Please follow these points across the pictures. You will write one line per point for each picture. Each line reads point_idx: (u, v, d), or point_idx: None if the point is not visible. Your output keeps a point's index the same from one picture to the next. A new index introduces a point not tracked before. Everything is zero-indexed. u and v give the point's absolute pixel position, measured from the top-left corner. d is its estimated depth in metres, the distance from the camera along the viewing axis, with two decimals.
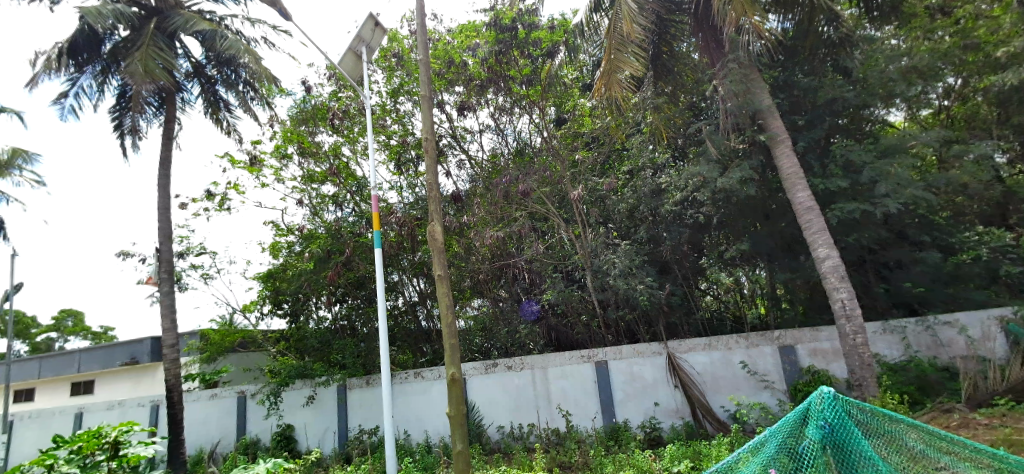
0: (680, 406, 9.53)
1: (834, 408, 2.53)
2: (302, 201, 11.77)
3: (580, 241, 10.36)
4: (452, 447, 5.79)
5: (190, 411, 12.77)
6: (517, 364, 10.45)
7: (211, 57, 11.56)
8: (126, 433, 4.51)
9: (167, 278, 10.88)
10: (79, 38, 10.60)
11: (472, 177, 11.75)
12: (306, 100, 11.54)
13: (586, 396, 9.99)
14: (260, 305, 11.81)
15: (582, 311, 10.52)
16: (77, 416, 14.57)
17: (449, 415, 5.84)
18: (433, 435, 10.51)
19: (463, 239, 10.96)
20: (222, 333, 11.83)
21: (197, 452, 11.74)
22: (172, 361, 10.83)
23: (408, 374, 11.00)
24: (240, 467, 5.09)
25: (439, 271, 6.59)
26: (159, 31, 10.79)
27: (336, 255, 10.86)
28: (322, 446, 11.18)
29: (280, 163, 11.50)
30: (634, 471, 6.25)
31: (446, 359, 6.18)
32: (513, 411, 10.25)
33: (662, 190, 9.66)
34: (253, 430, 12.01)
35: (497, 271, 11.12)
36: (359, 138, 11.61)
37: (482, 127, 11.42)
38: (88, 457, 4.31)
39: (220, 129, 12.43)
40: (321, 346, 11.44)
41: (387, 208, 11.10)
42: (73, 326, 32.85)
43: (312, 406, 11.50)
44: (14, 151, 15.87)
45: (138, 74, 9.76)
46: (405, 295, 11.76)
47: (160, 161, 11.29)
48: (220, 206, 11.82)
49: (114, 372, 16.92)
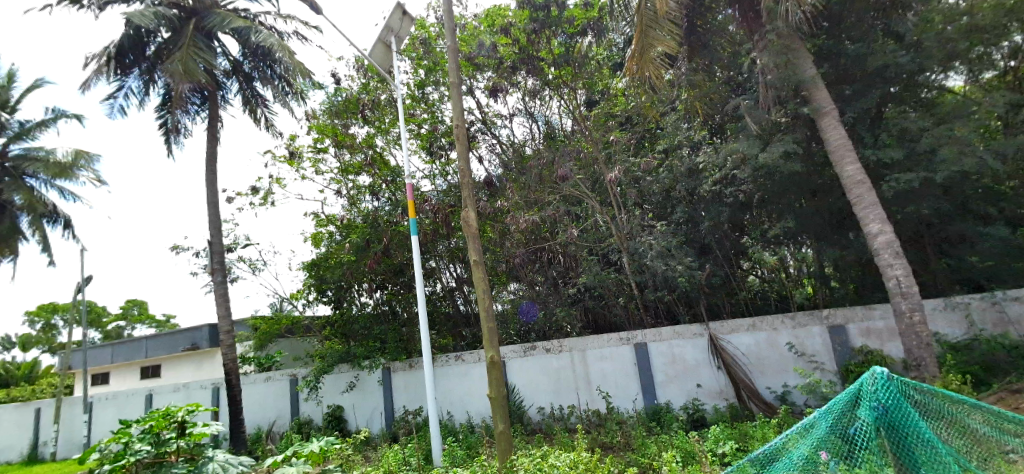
0: (724, 387, 9.34)
1: (887, 388, 2.48)
2: (340, 193, 12.05)
3: (616, 224, 10.21)
4: (495, 428, 5.87)
5: (247, 394, 13.51)
6: (555, 347, 10.53)
7: (248, 53, 11.97)
8: (187, 417, 5.75)
9: (220, 269, 11.46)
10: (124, 42, 11.15)
11: (503, 163, 11.69)
12: (337, 93, 11.80)
13: (627, 377, 9.96)
14: (306, 293, 12.22)
15: (619, 293, 10.44)
16: (148, 398, 15.67)
17: (491, 397, 5.89)
18: (475, 416, 10.76)
19: (497, 224, 10.96)
20: (271, 321, 12.45)
21: (257, 432, 12.53)
22: (229, 347, 11.49)
23: (449, 357, 11.27)
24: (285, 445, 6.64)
25: (474, 256, 6.64)
26: (198, 31, 11.25)
27: (374, 244, 11.05)
28: (371, 426, 11.68)
29: (317, 156, 11.77)
30: (679, 453, 6.25)
31: (485, 343, 6.21)
32: (553, 393, 10.42)
33: (699, 168, 9.42)
34: (305, 411, 12.60)
35: (532, 255, 11.26)
36: (390, 128, 11.60)
37: (513, 111, 11.31)
38: (158, 433, 5.55)
39: (258, 124, 12.80)
40: (365, 331, 11.75)
41: (421, 195, 11.22)
42: (139, 315, 35.18)
43: (360, 390, 11.99)
44: (77, 153, 17.61)
45: (178, 73, 10.26)
46: (443, 280, 11.91)
47: (207, 157, 11.83)
48: (265, 199, 12.18)
49: (178, 356, 18.11)
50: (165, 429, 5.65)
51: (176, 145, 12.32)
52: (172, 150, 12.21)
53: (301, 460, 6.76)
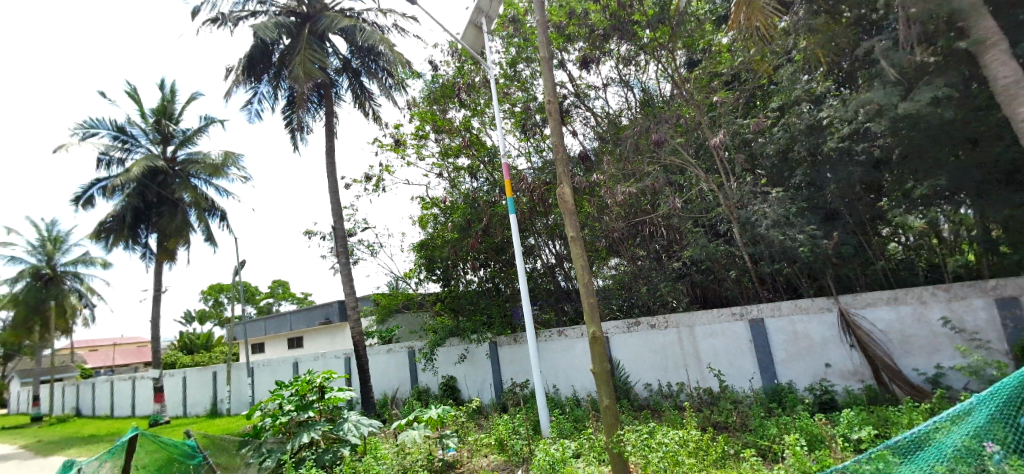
0: (858, 367, 8.21)
1: (987, 402, 3.20)
2: (442, 176, 12.61)
3: (724, 192, 9.50)
4: (600, 402, 5.78)
5: (373, 363, 14.94)
6: (661, 323, 10.22)
7: (355, 51, 12.87)
8: (325, 382, 7.26)
9: (343, 252, 12.66)
10: (254, 53, 12.55)
11: (598, 135, 11.42)
12: (435, 80, 12.27)
13: (742, 355, 9.31)
14: (417, 272, 13.09)
15: (730, 266, 9.74)
16: (294, 365, 17.95)
17: (595, 372, 5.88)
18: (580, 390, 10.79)
19: (594, 198, 10.97)
20: (390, 298, 13.52)
21: (383, 398, 13.83)
22: (354, 321, 12.73)
23: (552, 332, 11.45)
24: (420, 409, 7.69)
25: (571, 232, 6.60)
26: (312, 34, 12.28)
27: (475, 223, 11.44)
28: (482, 395, 12.29)
29: (420, 143, 12.40)
30: (803, 437, 5.78)
31: (586, 317, 6.12)
32: (660, 370, 10.14)
33: (822, 124, 8.36)
34: (423, 380, 13.61)
35: (632, 229, 10.95)
36: (486, 109, 11.86)
37: (607, 80, 10.92)
38: (305, 395, 7.13)
39: (367, 116, 13.77)
40: (472, 306, 12.36)
41: (518, 174, 11.38)
42: (284, 293, 40.23)
43: (470, 362, 12.66)
44: (227, 154, 20.42)
45: (300, 76, 11.40)
46: (543, 258, 12.03)
47: (326, 150, 13.00)
48: (376, 186, 13.13)
49: (316, 329, 20.49)
50: (308, 392, 7.20)
51: (301, 141, 13.69)
52: (298, 146, 13.60)
53: (422, 424, 7.41)
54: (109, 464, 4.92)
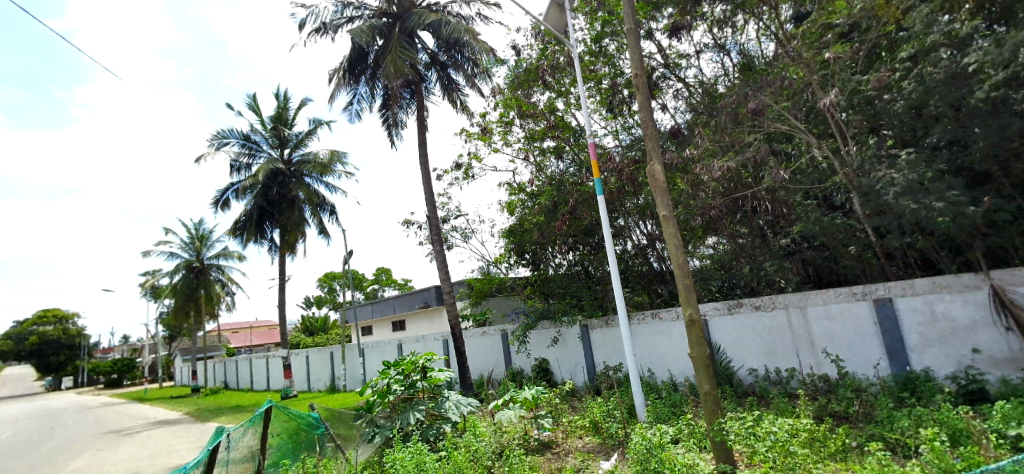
0: (1018, 354, 6.88)
1: None
2: (528, 160, 12.63)
3: (840, 159, 8.50)
4: (699, 388, 5.52)
5: (469, 345, 15.54)
6: (767, 304, 9.51)
7: (441, 44, 13.23)
8: (427, 363, 7.69)
9: (437, 239, 13.21)
10: (352, 56, 13.42)
11: (692, 107, 10.77)
12: (519, 64, 12.24)
13: (864, 339, 8.33)
14: (508, 257, 13.34)
15: (849, 241, 8.72)
16: (398, 346, 19.19)
17: (692, 356, 5.62)
18: (677, 375, 10.41)
19: (688, 175, 10.38)
20: (482, 282, 13.92)
21: (479, 378, 14.37)
22: (450, 305, 13.28)
23: (646, 315, 11.13)
24: (515, 390, 7.88)
25: (664, 211, 6.31)
26: (401, 33, 12.84)
27: (562, 205, 11.34)
28: (575, 378, 12.31)
29: (505, 129, 12.51)
30: (943, 432, 5.09)
31: (681, 299, 5.83)
32: (767, 354, 9.47)
33: (968, 71, 6.85)
34: (517, 362, 13.91)
35: (732, 205, 10.23)
36: (570, 89, 11.69)
37: (700, 47, 10.22)
38: (409, 374, 7.58)
39: (456, 107, 14.14)
40: (562, 289, 12.37)
41: (605, 153, 11.10)
42: (387, 280, 43.05)
43: (562, 345, 12.70)
44: (333, 153, 22.07)
45: (392, 74, 12.03)
46: (634, 239, 11.68)
47: (419, 143, 13.58)
48: (466, 174, 13.50)
49: (416, 313, 21.73)
50: (412, 372, 7.64)
51: (396, 137, 14.41)
52: (393, 141, 14.36)
53: (517, 405, 7.66)
54: (251, 431, 5.55)
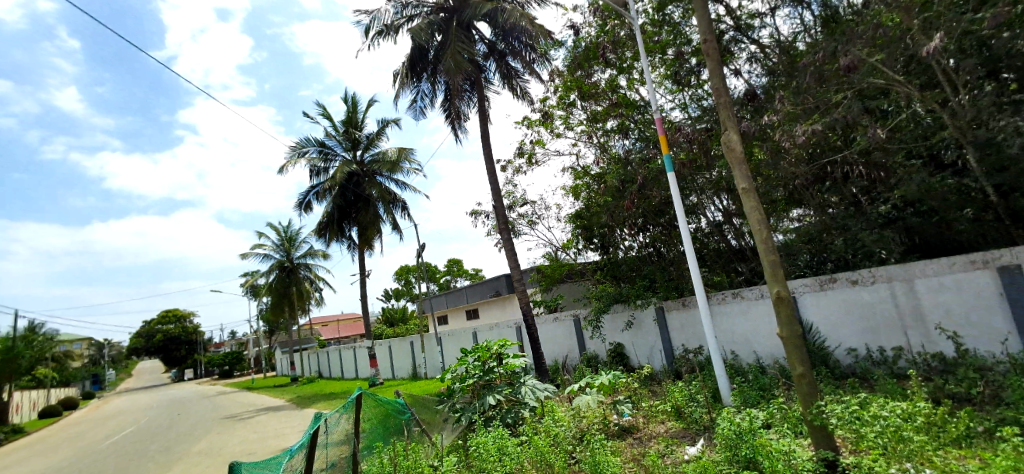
0: None
1: None
2: (591, 142, 12.34)
3: (949, 112, 7.55)
4: (792, 370, 5.14)
5: (542, 332, 15.58)
6: (866, 278, 8.70)
7: (498, 32, 13.18)
8: (502, 348, 7.79)
9: (504, 228, 13.30)
10: (413, 55, 13.72)
11: (768, 70, 10.02)
12: (577, 43, 11.92)
13: (987, 313, 7.36)
14: (576, 242, 13.18)
15: (964, 203, 7.76)
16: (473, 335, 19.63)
17: (782, 336, 5.26)
18: (764, 357, 9.83)
19: (767, 143, 9.67)
20: (552, 268, 13.86)
21: (554, 364, 14.39)
22: (521, 292, 13.36)
23: (726, 295, 10.60)
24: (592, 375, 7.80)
25: (743, 184, 5.90)
26: (459, 26, 12.93)
27: (631, 184, 10.97)
28: (652, 362, 12.00)
29: (567, 112, 12.29)
30: None
31: (768, 276, 5.44)
32: (868, 332, 8.71)
33: None
34: (591, 347, 13.77)
35: (819, 173, 9.44)
36: (633, 64, 11.26)
37: (774, 3, 9.44)
38: (486, 360, 7.72)
39: (516, 95, 14.05)
40: (634, 273, 12.29)
41: (674, 126, 10.60)
42: (458, 270, 44.16)
43: (637, 328, 12.41)
44: (401, 151, 22.80)
45: (452, 69, 12.19)
46: (708, 215, 11.15)
47: (482, 134, 13.68)
48: (530, 162, 13.44)
49: (488, 302, 22.14)
50: (488, 358, 7.78)
51: (460, 130, 14.61)
52: (457, 135, 14.57)
53: (595, 390, 7.56)
54: (346, 416, 5.79)
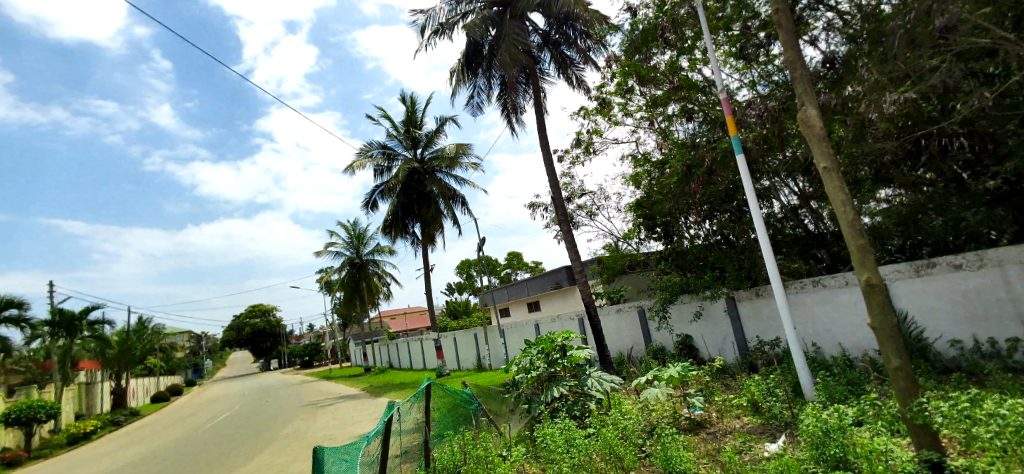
0: None
1: None
2: (652, 128, 11.95)
3: None
4: (887, 363, 4.72)
5: (605, 324, 15.33)
6: (971, 262, 7.84)
7: (552, 21, 12.99)
8: (566, 341, 7.71)
9: (564, 220, 13.16)
10: (468, 51, 13.83)
11: (848, 39, 9.24)
12: (635, 25, 11.49)
13: None
14: (638, 232, 12.82)
15: None
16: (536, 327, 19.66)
17: (874, 326, 4.84)
18: (851, 349, 9.14)
19: (849, 117, 8.91)
20: (614, 259, 13.59)
21: (619, 357, 14.11)
22: (583, 284, 13.18)
23: (805, 283, 9.93)
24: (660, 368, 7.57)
25: (823, 162, 5.42)
26: (513, 18, 12.88)
27: (696, 167, 10.43)
28: (724, 354, 11.49)
29: (625, 98, 11.96)
30: None
31: (855, 262, 5.01)
32: (975, 322, 7.87)
33: None
34: (657, 340, 13.39)
35: (912, 147, 8.61)
36: (694, 44, 10.78)
37: None
38: (549, 352, 7.67)
39: (571, 84, 13.80)
40: (701, 262, 11.59)
41: (742, 105, 10.02)
42: (518, 263, 44.47)
43: (707, 319, 11.92)
44: (460, 146, 23.17)
45: (507, 63, 12.20)
46: (782, 199, 10.52)
47: (539, 126, 13.58)
48: (588, 151, 13.18)
49: (550, 294, 22.09)
50: (552, 351, 7.73)
51: (516, 123, 14.61)
52: (514, 128, 14.56)
53: (663, 383, 7.32)
54: (415, 405, 5.94)
